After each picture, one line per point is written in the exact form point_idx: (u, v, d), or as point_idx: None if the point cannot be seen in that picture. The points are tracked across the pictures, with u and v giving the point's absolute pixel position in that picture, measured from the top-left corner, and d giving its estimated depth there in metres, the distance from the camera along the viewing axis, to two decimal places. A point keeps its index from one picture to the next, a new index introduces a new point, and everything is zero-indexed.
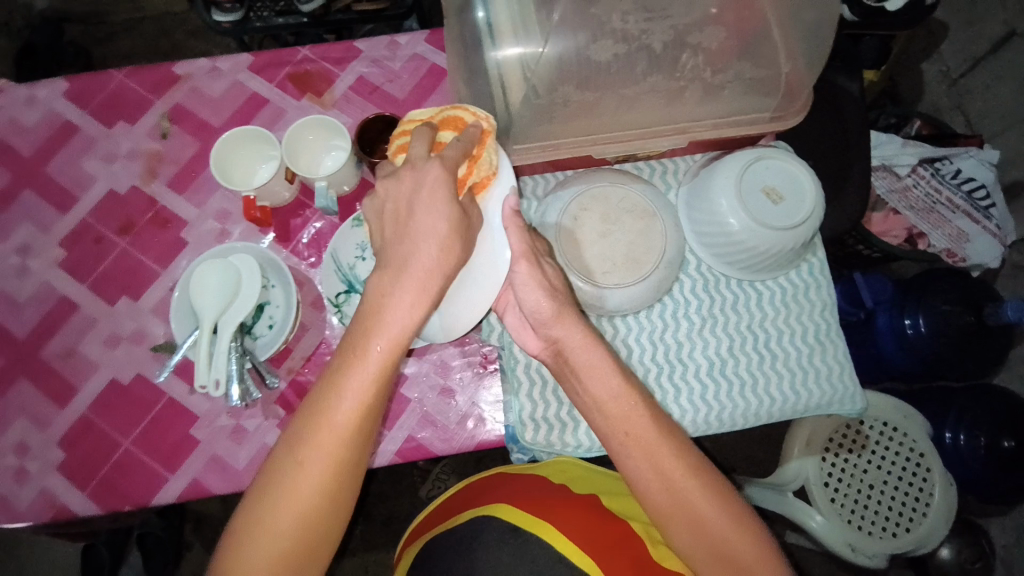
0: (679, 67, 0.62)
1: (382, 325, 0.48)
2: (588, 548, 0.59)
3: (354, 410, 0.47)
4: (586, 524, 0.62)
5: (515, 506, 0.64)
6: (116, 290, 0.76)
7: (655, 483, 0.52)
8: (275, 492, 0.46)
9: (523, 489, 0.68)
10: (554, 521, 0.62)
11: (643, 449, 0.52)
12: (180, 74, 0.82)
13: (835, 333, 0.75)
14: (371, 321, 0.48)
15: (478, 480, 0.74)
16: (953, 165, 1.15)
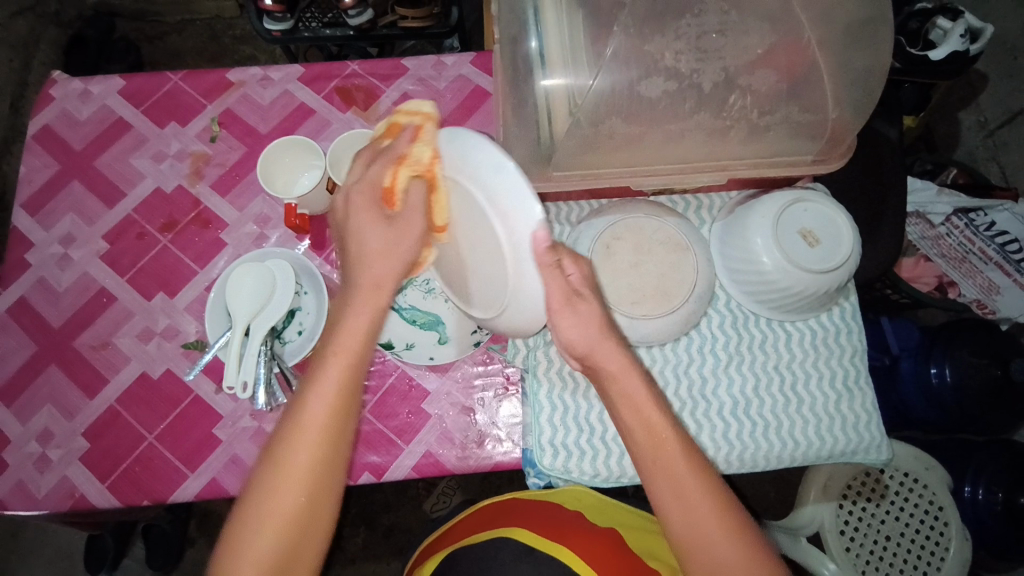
0: (727, 108, 0.63)
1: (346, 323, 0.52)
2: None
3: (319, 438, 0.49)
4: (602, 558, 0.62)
5: (535, 534, 0.65)
6: (153, 285, 0.77)
7: (673, 503, 0.52)
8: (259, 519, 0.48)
9: (540, 516, 0.68)
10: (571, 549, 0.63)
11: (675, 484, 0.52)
12: (233, 81, 0.85)
13: (864, 380, 0.74)
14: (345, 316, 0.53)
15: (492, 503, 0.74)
16: (987, 216, 1.10)
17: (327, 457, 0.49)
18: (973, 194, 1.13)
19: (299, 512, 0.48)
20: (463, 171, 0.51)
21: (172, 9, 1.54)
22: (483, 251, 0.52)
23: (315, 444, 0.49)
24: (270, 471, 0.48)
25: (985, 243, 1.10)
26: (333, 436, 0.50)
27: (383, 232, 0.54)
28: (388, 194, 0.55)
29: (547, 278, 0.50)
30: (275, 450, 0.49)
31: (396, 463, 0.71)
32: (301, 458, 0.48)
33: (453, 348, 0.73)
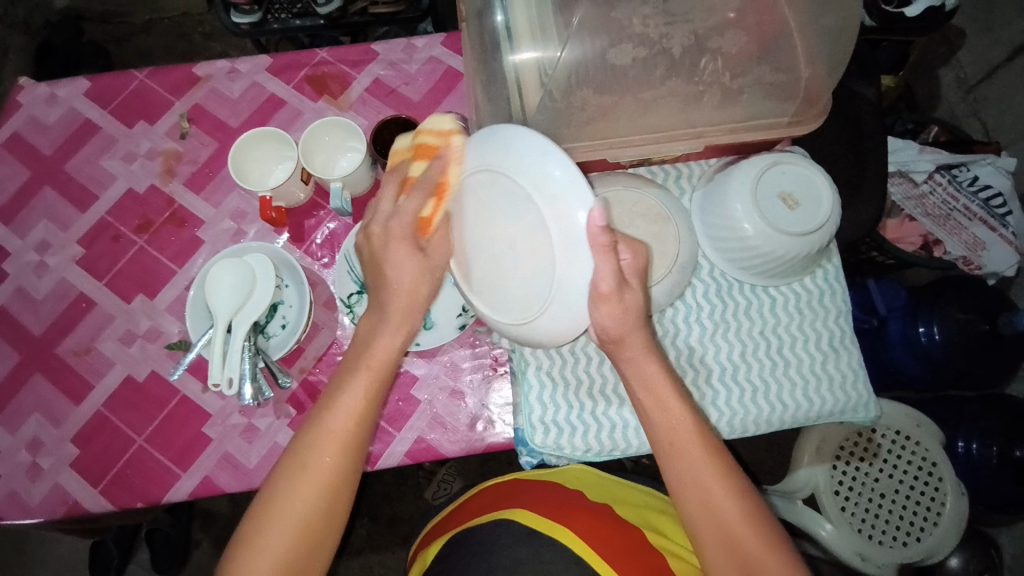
0: (698, 72, 0.62)
1: (370, 351, 0.56)
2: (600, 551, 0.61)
3: (352, 417, 0.53)
4: (599, 534, 0.63)
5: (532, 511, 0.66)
6: (132, 288, 0.76)
7: (690, 490, 0.54)
8: (286, 497, 0.51)
9: (538, 495, 0.69)
10: (568, 526, 0.64)
11: (685, 461, 0.54)
12: (200, 75, 0.83)
13: (849, 340, 0.74)
14: (364, 345, 0.56)
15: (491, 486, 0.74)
16: (970, 172, 1.14)
17: (371, 408, 0.55)
18: (955, 150, 1.16)
19: (333, 478, 0.52)
20: (500, 161, 0.55)
21: (139, 8, 1.51)
22: (522, 247, 0.55)
23: (349, 422, 0.53)
24: (309, 435, 0.53)
25: (969, 200, 1.13)
26: (364, 416, 0.54)
27: (425, 260, 0.57)
28: (406, 181, 0.58)
29: (601, 259, 0.51)
30: (315, 416, 0.53)
31: (389, 449, 0.71)
32: (342, 430, 0.53)
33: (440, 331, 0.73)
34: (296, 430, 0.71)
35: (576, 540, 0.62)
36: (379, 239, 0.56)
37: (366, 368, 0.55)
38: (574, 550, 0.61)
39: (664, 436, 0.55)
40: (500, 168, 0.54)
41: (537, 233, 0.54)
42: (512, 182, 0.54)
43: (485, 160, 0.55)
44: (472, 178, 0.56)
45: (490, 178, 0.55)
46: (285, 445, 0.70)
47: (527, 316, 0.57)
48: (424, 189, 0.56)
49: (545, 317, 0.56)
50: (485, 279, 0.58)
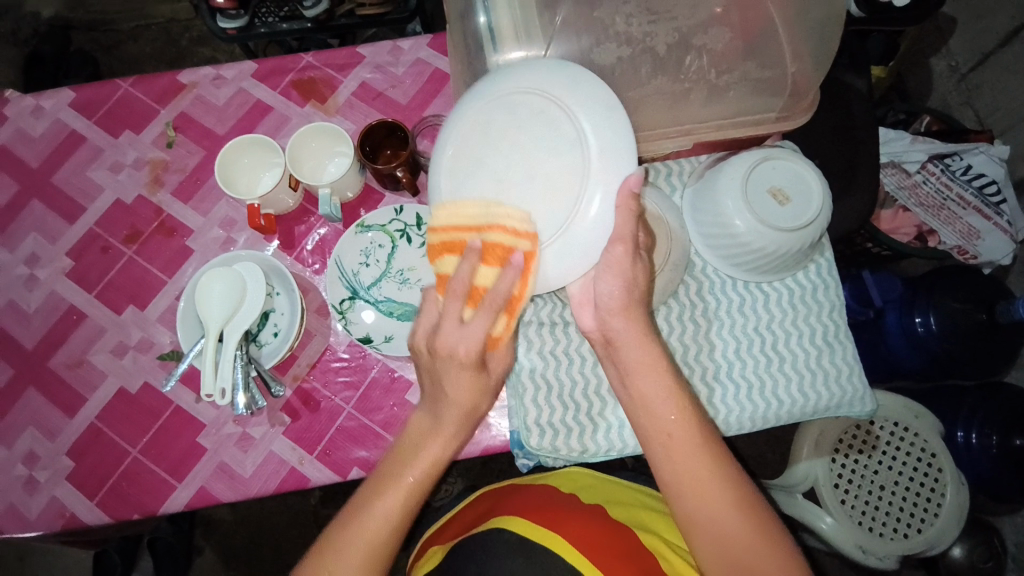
0: (684, 69, 0.62)
1: (415, 454, 0.53)
2: (591, 556, 0.60)
3: (382, 524, 0.52)
4: (595, 539, 0.63)
5: (524, 518, 0.65)
6: (123, 299, 0.76)
7: (685, 490, 0.52)
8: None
9: (536, 501, 0.69)
10: (563, 534, 0.63)
11: (680, 453, 0.52)
12: (186, 83, 0.83)
13: (844, 334, 0.74)
14: (410, 447, 0.53)
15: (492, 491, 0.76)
16: (964, 160, 1.13)
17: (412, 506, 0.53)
18: (947, 140, 1.15)
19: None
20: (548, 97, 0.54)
21: (126, 15, 1.50)
22: (540, 180, 0.53)
23: (383, 527, 0.52)
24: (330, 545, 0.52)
25: (962, 189, 1.12)
26: (404, 519, 0.53)
27: (465, 331, 0.49)
28: (473, 291, 0.51)
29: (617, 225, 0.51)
30: (351, 511, 0.53)
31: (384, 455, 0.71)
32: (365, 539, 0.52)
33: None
34: (291, 437, 0.71)
35: (571, 553, 0.60)
36: (428, 358, 0.51)
37: (413, 471, 0.52)
38: (570, 562, 0.60)
39: (658, 427, 0.52)
40: (548, 97, 0.54)
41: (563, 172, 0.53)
42: (552, 110, 0.54)
43: (537, 87, 0.55)
44: (513, 97, 0.55)
45: (539, 106, 0.54)
46: (280, 452, 0.70)
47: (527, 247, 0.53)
48: (495, 308, 0.49)
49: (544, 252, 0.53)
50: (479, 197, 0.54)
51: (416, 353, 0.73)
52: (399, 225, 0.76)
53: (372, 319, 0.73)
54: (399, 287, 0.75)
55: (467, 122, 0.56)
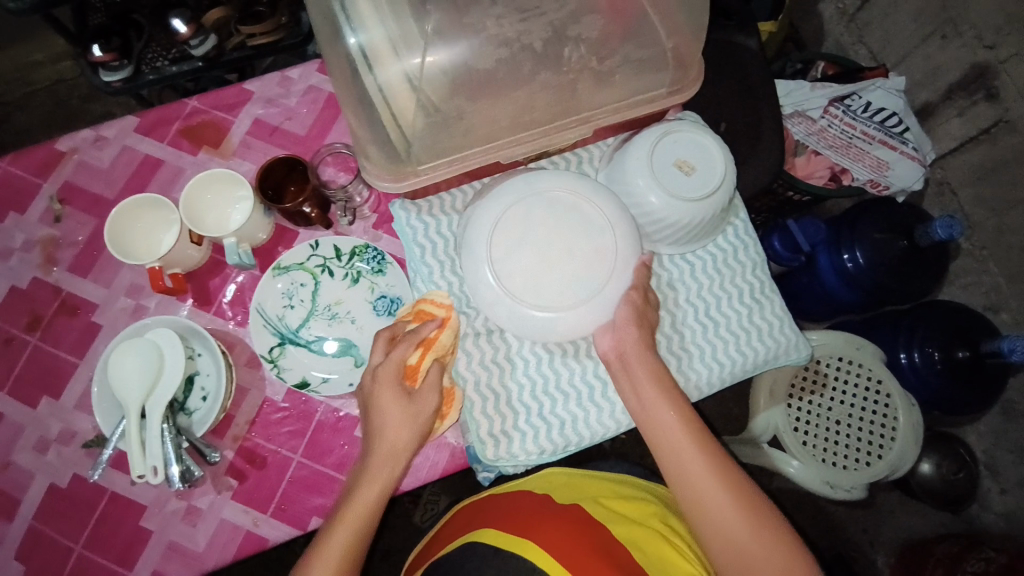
0: (564, 62, 0.61)
1: (360, 493, 0.60)
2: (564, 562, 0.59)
3: (343, 552, 0.59)
4: (567, 539, 0.62)
5: (501, 530, 0.65)
6: (36, 391, 0.71)
7: (681, 472, 0.61)
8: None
9: (511, 510, 0.69)
10: (533, 537, 0.63)
11: (670, 442, 0.62)
12: (64, 150, 0.78)
13: (769, 288, 0.76)
14: (356, 486, 0.61)
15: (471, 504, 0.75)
16: (862, 98, 1.19)
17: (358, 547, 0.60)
18: (843, 81, 1.20)
19: None
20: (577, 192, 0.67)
21: (11, 85, 1.41)
22: (573, 255, 0.66)
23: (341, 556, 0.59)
24: (310, 556, 0.59)
25: (865, 125, 1.18)
26: (356, 548, 0.60)
27: (389, 358, 0.62)
28: (411, 369, 0.63)
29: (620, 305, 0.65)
30: (322, 537, 0.60)
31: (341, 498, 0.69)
32: (340, 540, 0.59)
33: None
34: (241, 501, 0.68)
35: (545, 557, 0.60)
36: (370, 385, 0.62)
37: (352, 508, 0.60)
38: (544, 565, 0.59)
39: (652, 421, 0.63)
40: (581, 197, 0.67)
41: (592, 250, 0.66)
42: (577, 202, 0.67)
43: (571, 187, 0.68)
44: (550, 192, 0.67)
45: (570, 199, 0.67)
46: (232, 518, 0.67)
47: (559, 307, 0.65)
48: (413, 339, 0.63)
49: (578, 310, 0.65)
50: (524, 269, 0.65)
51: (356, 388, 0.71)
52: (320, 260, 0.74)
53: (305, 361, 0.71)
54: (330, 323, 0.73)
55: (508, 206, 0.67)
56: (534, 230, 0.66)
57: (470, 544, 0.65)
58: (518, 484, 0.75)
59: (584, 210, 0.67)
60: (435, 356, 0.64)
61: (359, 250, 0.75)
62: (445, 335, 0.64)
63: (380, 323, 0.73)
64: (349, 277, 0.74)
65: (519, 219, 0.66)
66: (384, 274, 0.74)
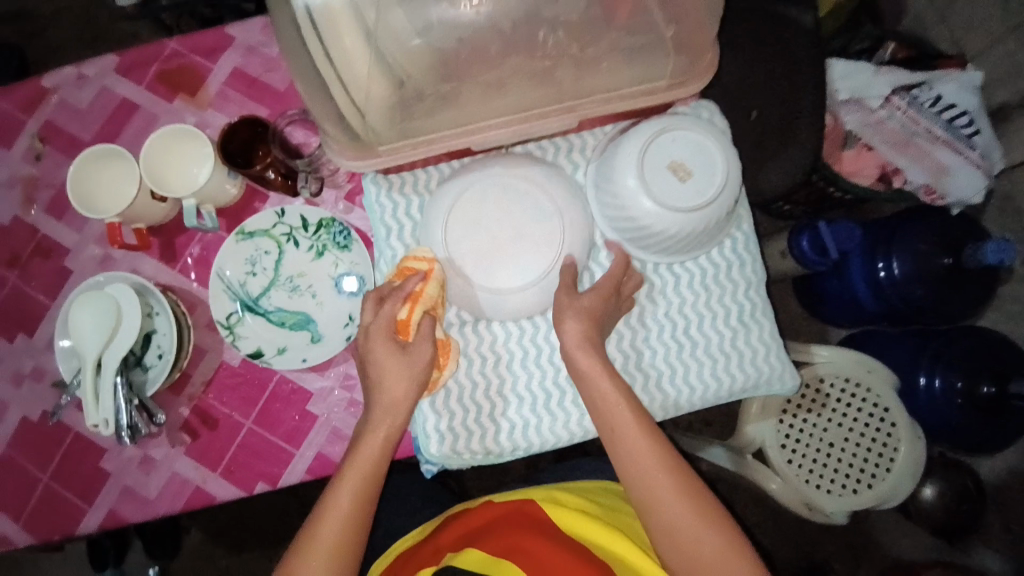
0: (539, 47, 0.54)
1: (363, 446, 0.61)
2: None
3: (350, 506, 0.59)
4: (547, 564, 0.60)
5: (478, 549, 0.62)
6: (11, 326, 0.73)
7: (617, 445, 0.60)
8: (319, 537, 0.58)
9: (493, 528, 0.65)
10: (515, 561, 0.60)
11: (606, 414, 0.61)
12: (46, 86, 0.76)
13: (763, 311, 0.69)
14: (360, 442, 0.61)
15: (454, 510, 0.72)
16: (932, 90, 1.05)
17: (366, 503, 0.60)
18: (914, 68, 1.05)
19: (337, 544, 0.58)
20: (532, 179, 0.67)
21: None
22: (525, 240, 0.65)
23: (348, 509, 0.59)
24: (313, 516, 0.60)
25: (931, 121, 1.04)
26: (361, 502, 0.60)
27: (380, 315, 0.62)
28: (402, 324, 0.63)
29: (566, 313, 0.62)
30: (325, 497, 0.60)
31: (288, 469, 0.70)
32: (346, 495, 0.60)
33: (327, 344, 0.70)
34: (194, 457, 0.70)
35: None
36: (364, 343, 0.63)
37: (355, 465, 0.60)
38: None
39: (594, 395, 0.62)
40: (535, 183, 0.66)
41: (545, 236, 0.66)
42: (534, 190, 0.66)
43: (528, 174, 0.67)
44: (505, 177, 0.66)
45: (527, 186, 0.66)
46: (183, 472, 0.69)
47: (504, 288, 0.65)
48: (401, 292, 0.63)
49: (522, 290, 0.65)
50: (472, 249, 0.66)
51: (310, 364, 0.69)
52: (285, 229, 0.71)
53: (262, 332, 0.70)
54: (290, 295, 0.71)
55: (462, 188, 0.66)
56: (488, 212, 0.66)
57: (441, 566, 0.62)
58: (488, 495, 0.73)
59: (538, 197, 0.66)
60: (424, 308, 0.63)
61: (325, 223, 0.71)
62: (432, 285, 0.63)
63: (339, 301, 0.71)
64: (313, 250, 0.72)
65: (473, 205, 0.66)
66: (350, 250, 0.71)
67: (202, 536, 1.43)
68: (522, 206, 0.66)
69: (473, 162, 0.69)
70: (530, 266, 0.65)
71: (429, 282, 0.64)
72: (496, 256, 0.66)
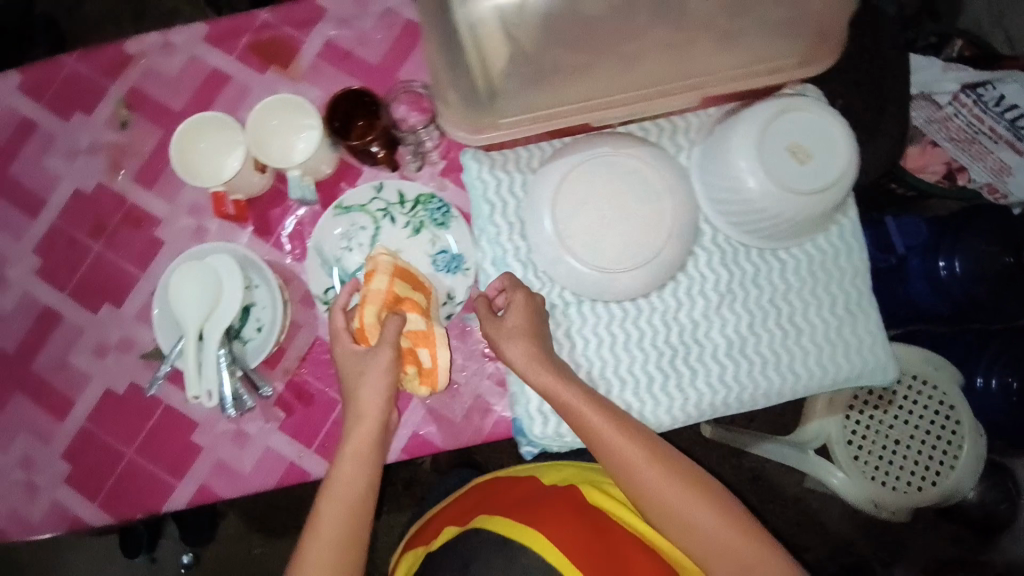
0: (686, 17, 0.54)
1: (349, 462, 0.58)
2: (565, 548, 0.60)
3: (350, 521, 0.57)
4: (570, 526, 0.63)
5: (502, 516, 0.65)
6: (98, 297, 0.72)
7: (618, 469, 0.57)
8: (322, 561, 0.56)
9: (511, 499, 0.69)
10: (537, 524, 0.63)
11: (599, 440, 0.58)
12: (131, 53, 0.74)
13: (868, 299, 0.69)
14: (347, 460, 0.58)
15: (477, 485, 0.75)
16: (996, 90, 1.00)
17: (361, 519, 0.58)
18: (982, 66, 1.01)
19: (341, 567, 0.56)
20: (642, 159, 0.66)
21: None
22: (635, 221, 0.65)
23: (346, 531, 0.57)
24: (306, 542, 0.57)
25: (993, 121, 1.01)
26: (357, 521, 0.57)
27: (343, 321, 0.62)
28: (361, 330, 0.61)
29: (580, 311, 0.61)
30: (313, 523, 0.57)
31: (385, 447, 0.69)
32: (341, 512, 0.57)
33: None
34: (289, 432, 0.69)
35: (547, 547, 0.60)
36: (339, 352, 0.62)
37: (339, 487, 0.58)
38: (548, 557, 0.60)
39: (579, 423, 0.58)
40: (646, 162, 0.66)
41: (654, 217, 0.65)
42: (643, 169, 0.66)
43: (637, 153, 0.66)
44: (614, 156, 0.66)
45: (637, 164, 0.66)
46: (278, 447, 0.69)
47: (616, 268, 0.65)
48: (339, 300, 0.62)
49: (632, 272, 0.65)
50: (583, 230, 0.65)
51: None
52: (382, 205, 0.70)
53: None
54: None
55: (573, 168, 0.66)
56: (597, 191, 0.65)
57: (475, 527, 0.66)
58: (491, 477, 0.76)
59: (647, 174, 0.66)
60: (374, 306, 0.60)
61: (423, 199, 0.70)
62: (372, 283, 0.61)
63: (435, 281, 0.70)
64: (410, 228, 0.70)
65: (578, 189, 0.65)
66: (449, 228, 0.70)
67: (238, 519, 1.32)
68: (630, 187, 0.65)
69: (586, 137, 0.68)
70: (640, 244, 0.65)
71: (394, 283, 0.62)
72: (608, 236, 0.65)
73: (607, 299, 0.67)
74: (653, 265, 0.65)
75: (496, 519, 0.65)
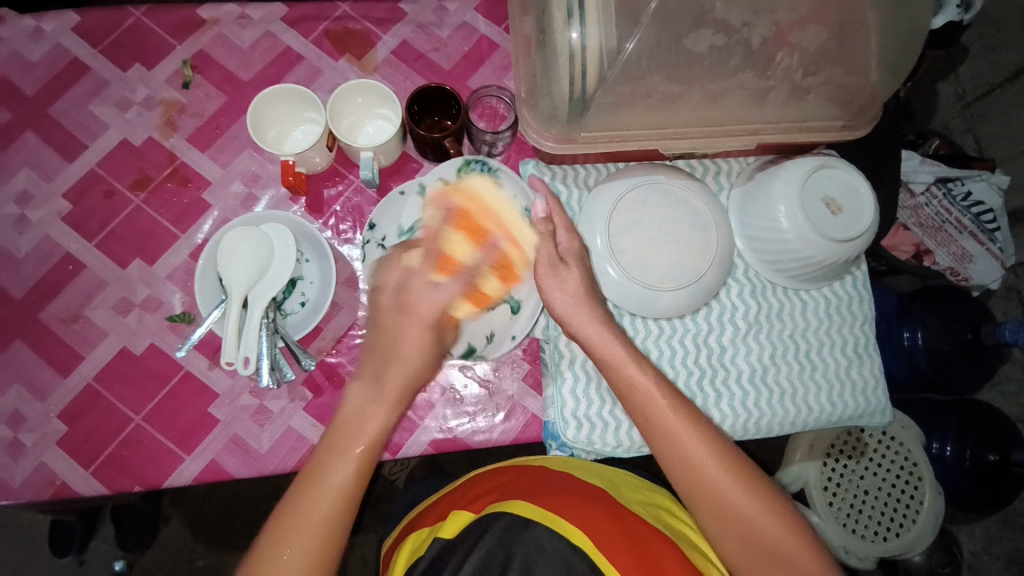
0: (772, 66, 0.59)
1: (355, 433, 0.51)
2: (606, 546, 0.50)
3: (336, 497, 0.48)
4: (600, 521, 0.53)
5: (527, 502, 0.56)
6: (128, 251, 0.69)
7: (674, 459, 0.54)
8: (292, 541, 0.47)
9: (530, 484, 0.59)
10: (563, 512, 0.53)
11: (659, 429, 0.54)
12: (207, 19, 0.75)
13: (872, 346, 0.76)
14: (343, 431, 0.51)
15: (483, 474, 0.67)
16: (965, 186, 1.12)
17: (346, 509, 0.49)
18: (953, 164, 1.13)
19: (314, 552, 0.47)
20: (690, 192, 0.71)
21: None
22: (683, 245, 0.69)
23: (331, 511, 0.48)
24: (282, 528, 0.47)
25: (961, 213, 1.11)
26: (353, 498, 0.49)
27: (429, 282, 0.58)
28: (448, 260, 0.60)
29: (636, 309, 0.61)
30: (284, 511, 0.48)
31: (410, 439, 0.68)
32: (323, 495, 0.48)
33: (529, 312, 0.67)
34: (312, 414, 0.67)
35: (577, 533, 0.51)
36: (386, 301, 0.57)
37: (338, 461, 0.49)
38: (575, 541, 0.50)
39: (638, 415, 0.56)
40: (694, 194, 0.70)
41: (700, 245, 0.69)
42: (692, 200, 0.70)
43: (687, 185, 0.71)
44: (667, 185, 0.70)
45: (687, 194, 0.70)
46: (300, 429, 0.66)
47: (660, 286, 0.68)
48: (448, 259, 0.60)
49: (675, 292, 0.68)
50: (633, 246, 0.68)
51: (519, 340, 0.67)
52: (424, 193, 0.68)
53: (467, 322, 0.65)
54: None
55: (631, 190, 0.70)
56: (650, 213, 0.69)
57: (493, 515, 0.56)
58: (510, 464, 0.67)
59: (695, 206, 0.70)
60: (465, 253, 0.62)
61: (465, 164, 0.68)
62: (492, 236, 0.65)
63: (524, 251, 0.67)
64: None
65: (631, 211, 0.69)
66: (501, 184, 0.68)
67: (186, 525, 1.12)
68: (680, 215, 0.70)
69: (639, 165, 0.73)
70: (684, 267, 0.68)
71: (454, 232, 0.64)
72: (656, 257, 0.68)
73: (647, 315, 0.70)
74: (693, 288, 0.69)
75: (522, 505, 0.55)
